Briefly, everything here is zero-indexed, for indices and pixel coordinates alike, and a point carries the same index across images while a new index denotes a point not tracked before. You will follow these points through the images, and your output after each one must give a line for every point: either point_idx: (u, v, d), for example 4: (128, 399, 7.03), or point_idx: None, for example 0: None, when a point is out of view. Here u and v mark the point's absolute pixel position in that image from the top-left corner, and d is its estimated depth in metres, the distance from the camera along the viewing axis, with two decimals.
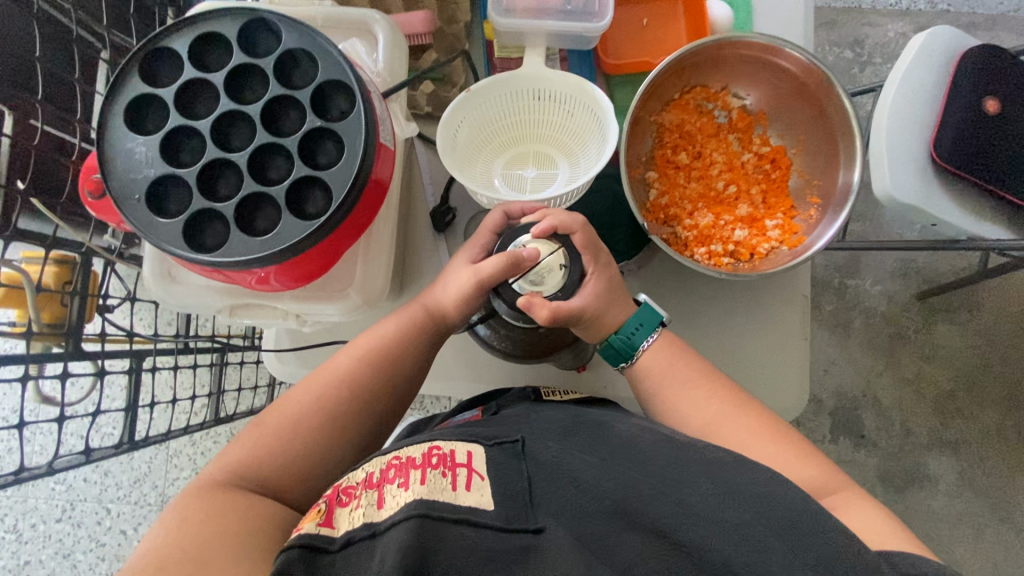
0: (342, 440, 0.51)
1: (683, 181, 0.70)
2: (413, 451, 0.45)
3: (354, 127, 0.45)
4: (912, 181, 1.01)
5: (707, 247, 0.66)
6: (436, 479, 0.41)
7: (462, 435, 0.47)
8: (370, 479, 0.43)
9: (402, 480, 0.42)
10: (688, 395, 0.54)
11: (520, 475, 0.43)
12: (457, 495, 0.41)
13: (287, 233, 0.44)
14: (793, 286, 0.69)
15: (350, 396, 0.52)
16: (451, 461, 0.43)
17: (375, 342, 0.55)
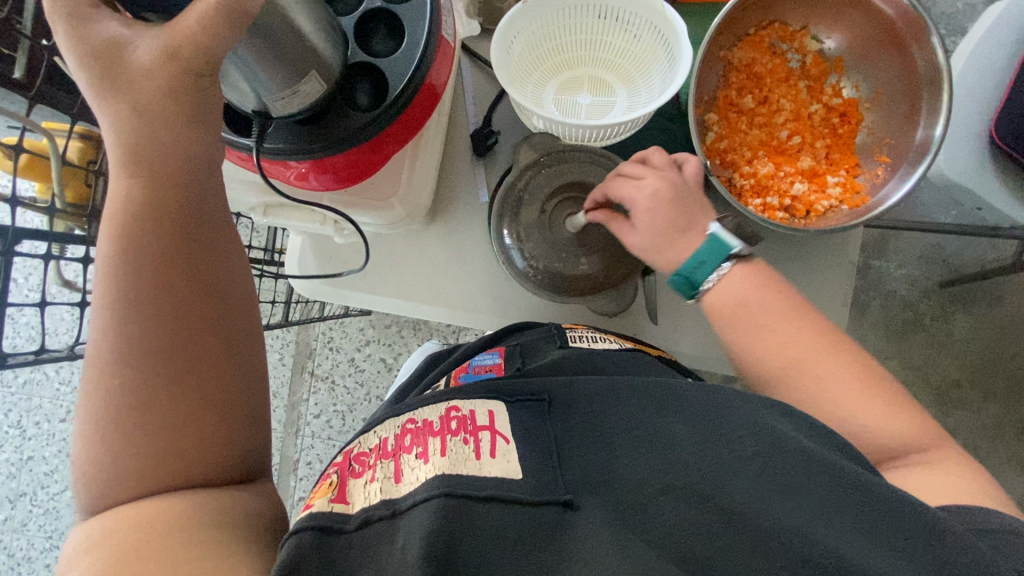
0: (190, 371, 0.37)
1: (745, 126, 0.65)
2: (429, 416, 0.45)
3: (417, 14, 0.41)
4: (964, 159, 0.98)
5: (762, 198, 0.63)
6: (457, 447, 0.41)
7: (485, 392, 0.47)
8: (383, 448, 0.43)
9: (420, 450, 0.41)
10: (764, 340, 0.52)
11: (549, 438, 0.43)
12: (481, 465, 0.40)
13: (337, 127, 0.41)
14: (841, 253, 0.68)
15: (132, 325, 0.36)
16: (472, 425, 0.43)
17: (139, 222, 0.36)
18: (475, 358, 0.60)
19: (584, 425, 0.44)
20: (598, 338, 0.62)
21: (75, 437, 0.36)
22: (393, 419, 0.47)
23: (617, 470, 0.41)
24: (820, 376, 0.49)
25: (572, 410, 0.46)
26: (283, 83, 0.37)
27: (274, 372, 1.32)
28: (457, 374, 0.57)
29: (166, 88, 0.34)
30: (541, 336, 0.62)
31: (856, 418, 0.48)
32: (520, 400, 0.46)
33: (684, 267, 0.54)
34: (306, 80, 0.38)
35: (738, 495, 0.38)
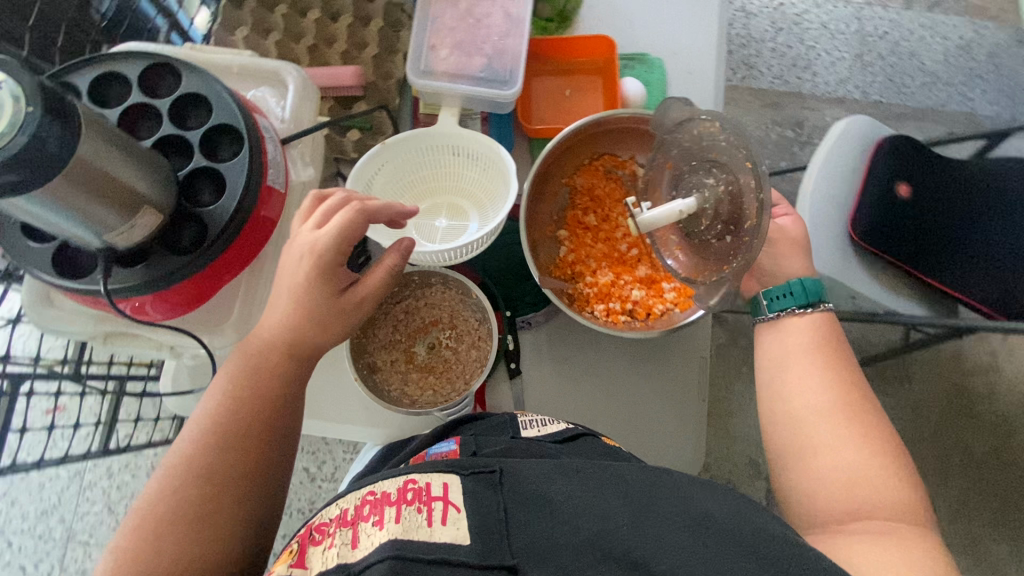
0: (248, 462, 0.47)
1: (590, 241, 0.74)
2: (388, 487, 0.46)
3: (238, 169, 0.47)
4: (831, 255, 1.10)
5: (606, 304, 0.70)
6: (411, 516, 0.42)
7: (441, 465, 0.48)
8: (344, 517, 0.44)
9: (377, 518, 0.43)
10: (807, 364, 0.58)
11: (498, 509, 0.45)
12: (432, 531, 0.42)
13: (162, 265, 0.45)
14: (693, 348, 0.74)
15: (244, 412, 0.48)
16: (426, 495, 0.44)
17: (243, 370, 0.49)
18: (431, 448, 0.58)
19: (529, 496, 0.46)
20: (548, 423, 0.63)
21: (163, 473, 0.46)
22: (356, 492, 0.47)
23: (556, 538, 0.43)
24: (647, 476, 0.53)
25: (521, 484, 0.47)
26: (119, 222, 0.41)
27: None
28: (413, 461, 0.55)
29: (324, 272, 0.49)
30: (490, 424, 0.62)
31: (822, 421, 0.54)
32: (475, 472, 0.47)
33: (798, 283, 0.61)
34: (142, 215, 0.42)
35: (664, 563, 0.41)
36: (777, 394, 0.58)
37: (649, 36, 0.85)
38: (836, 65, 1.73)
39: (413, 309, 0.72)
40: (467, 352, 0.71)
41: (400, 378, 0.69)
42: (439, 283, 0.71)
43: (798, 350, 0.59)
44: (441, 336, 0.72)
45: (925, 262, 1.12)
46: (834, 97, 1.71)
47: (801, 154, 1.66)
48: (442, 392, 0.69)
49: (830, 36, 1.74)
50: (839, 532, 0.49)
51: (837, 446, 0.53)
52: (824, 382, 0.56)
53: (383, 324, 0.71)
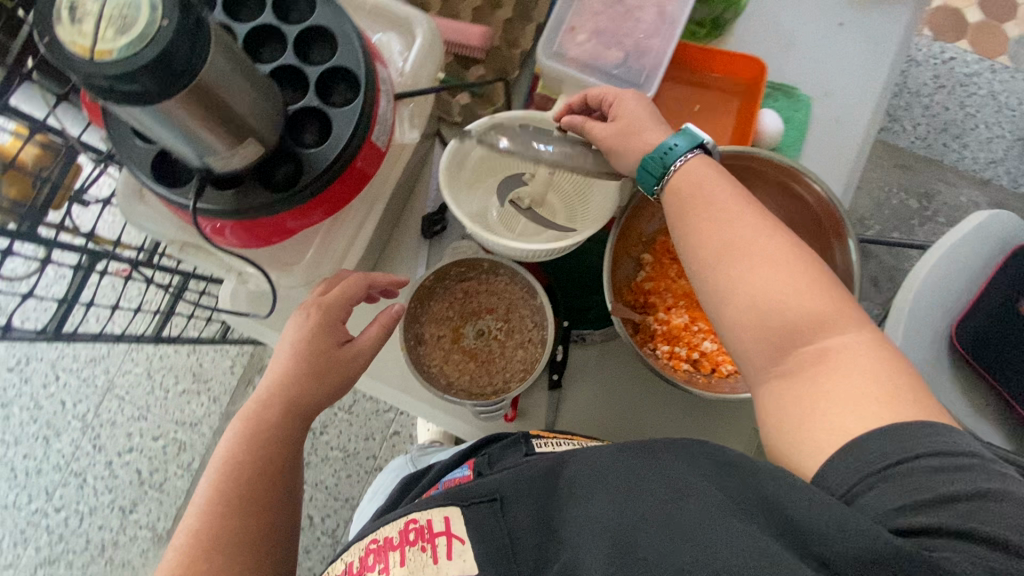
0: (256, 529, 0.47)
1: (673, 274, 0.69)
2: (389, 532, 0.51)
3: (347, 117, 0.45)
4: (923, 353, 0.99)
5: (671, 346, 0.65)
6: (415, 555, 0.47)
7: (442, 498, 0.50)
8: (351, 567, 0.51)
9: (382, 564, 0.49)
10: (714, 214, 0.47)
11: (500, 536, 0.46)
12: (436, 569, 0.46)
13: (251, 197, 0.44)
14: (746, 416, 0.69)
15: (239, 479, 0.47)
16: (429, 532, 0.48)
17: (247, 436, 0.48)
18: (448, 476, 0.61)
19: (535, 522, 0.46)
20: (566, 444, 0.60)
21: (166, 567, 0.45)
22: (362, 540, 0.53)
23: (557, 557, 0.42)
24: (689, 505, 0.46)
25: (518, 512, 0.47)
26: (222, 147, 0.40)
27: (221, 377, 1.40)
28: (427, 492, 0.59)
29: (325, 335, 0.50)
30: (504, 444, 0.61)
31: (735, 252, 0.44)
32: (473, 502, 0.49)
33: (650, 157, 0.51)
34: (245, 146, 0.41)
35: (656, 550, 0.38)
36: (689, 240, 0.48)
37: (803, 71, 0.76)
38: (992, 142, 1.53)
39: (473, 291, 0.69)
40: (514, 351, 0.68)
41: (441, 356, 0.67)
42: (507, 273, 0.68)
43: (708, 183, 0.48)
44: (492, 326, 0.69)
45: None
46: (978, 177, 1.52)
47: (919, 229, 1.50)
48: (479, 384, 0.67)
49: (997, 108, 1.54)
50: (819, 402, 0.39)
51: (761, 273, 0.43)
52: (747, 212, 0.46)
53: (440, 298, 0.69)
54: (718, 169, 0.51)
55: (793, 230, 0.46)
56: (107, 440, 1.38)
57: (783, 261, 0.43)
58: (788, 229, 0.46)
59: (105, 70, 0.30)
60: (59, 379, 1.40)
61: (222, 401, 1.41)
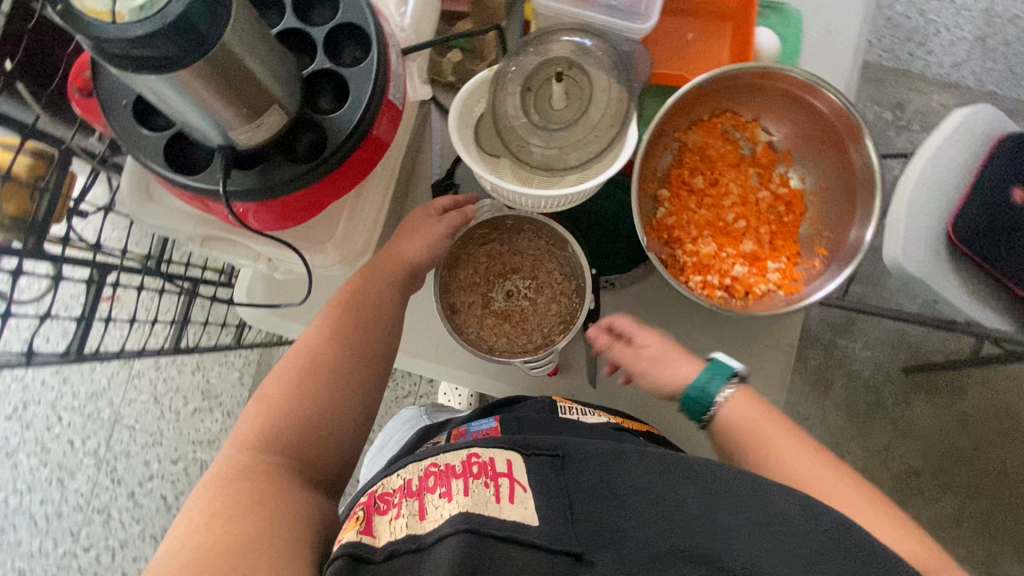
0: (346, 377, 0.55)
1: (693, 206, 0.68)
2: (451, 460, 0.49)
3: (362, 77, 0.43)
4: (925, 254, 1.03)
5: (703, 276, 0.65)
6: (480, 489, 0.45)
7: (503, 441, 0.50)
8: (409, 487, 0.47)
9: (444, 489, 0.45)
10: (790, 449, 0.53)
11: (562, 490, 0.46)
12: (500, 507, 0.44)
13: (277, 172, 0.42)
14: (781, 333, 0.70)
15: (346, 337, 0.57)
16: (492, 470, 0.47)
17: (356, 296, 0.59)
18: (473, 424, 0.62)
19: (595, 487, 0.46)
20: (587, 412, 0.64)
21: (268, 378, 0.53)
22: (416, 463, 0.50)
23: (621, 526, 0.44)
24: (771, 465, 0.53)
25: (585, 465, 0.48)
26: (245, 119, 0.38)
27: (232, 389, 1.37)
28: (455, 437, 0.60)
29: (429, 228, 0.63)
30: (531, 406, 0.64)
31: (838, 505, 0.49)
32: (534, 453, 0.49)
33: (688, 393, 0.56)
34: (268, 115, 0.38)
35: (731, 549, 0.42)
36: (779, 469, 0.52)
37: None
38: (955, 45, 1.56)
39: (496, 253, 0.69)
40: (549, 305, 0.67)
41: (478, 327, 0.66)
42: (526, 229, 0.67)
43: (759, 427, 0.54)
44: (519, 284, 0.68)
45: None
46: (946, 81, 1.55)
47: (896, 140, 1.53)
48: (523, 343, 0.66)
49: (955, 11, 1.56)
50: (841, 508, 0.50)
51: (816, 472, 0.51)
52: (808, 455, 0.53)
53: (461, 267, 0.68)
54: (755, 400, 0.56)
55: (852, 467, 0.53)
56: (125, 472, 1.34)
57: (823, 468, 0.52)
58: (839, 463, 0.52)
59: (128, 32, 0.27)
60: (62, 419, 1.35)
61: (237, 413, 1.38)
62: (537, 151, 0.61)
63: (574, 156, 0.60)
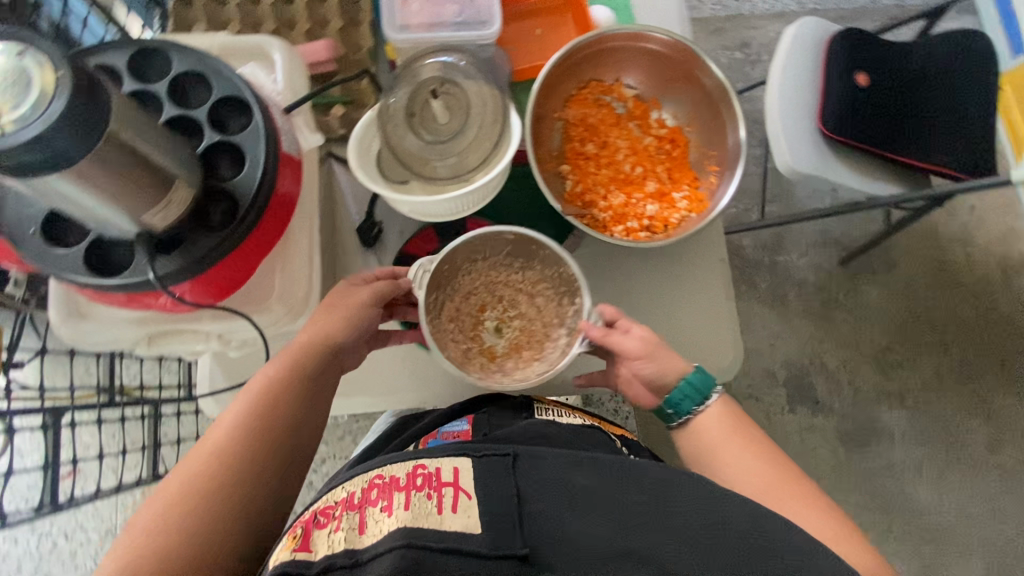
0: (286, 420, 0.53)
1: (593, 169, 0.75)
2: (396, 472, 0.52)
3: (253, 136, 0.46)
4: (809, 153, 1.15)
5: (624, 225, 0.71)
6: (421, 503, 0.48)
7: (454, 450, 0.54)
8: (350, 499, 0.50)
9: (385, 504, 0.49)
10: (738, 459, 0.62)
11: (510, 487, 0.50)
12: (441, 519, 0.47)
13: (200, 244, 0.44)
14: (710, 251, 0.76)
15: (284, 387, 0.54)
16: (436, 482, 0.50)
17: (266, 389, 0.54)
18: (443, 426, 0.66)
19: (546, 485, 0.50)
20: (562, 414, 0.71)
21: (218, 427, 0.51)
22: (361, 475, 0.53)
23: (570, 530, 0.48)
24: (727, 465, 0.62)
25: (532, 473, 0.51)
26: (155, 199, 0.40)
27: None
28: (425, 439, 0.63)
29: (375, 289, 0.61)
30: (506, 404, 0.70)
31: (765, 500, 0.59)
32: (485, 454, 0.53)
33: (687, 383, 0.64)
34: (175, 190, 0.41)
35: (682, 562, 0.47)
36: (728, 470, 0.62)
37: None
38: None
39: (456, 306, 0.68)
40: (533, 305, 0.69)
41: (501, 373, 0.66)
42: (469, 267, 0.68)
43: (717, 443, 0.64)
44: (498, 313, 0.70)
45: (895, 143, 1.17)
46: (773, 12, 1.75)
47: (754, 73, 1.71)
48: (542, 352, 0.67)
49: None
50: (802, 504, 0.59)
51: (744, 461, 0.62)
52: (750, 455, 0.62)
53: (445, 343, 0.65)
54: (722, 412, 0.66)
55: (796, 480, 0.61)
56: None
57: (762, 466, 0.61)
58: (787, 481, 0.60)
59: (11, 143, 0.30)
60: None
61: None
62: (439, 163, 0.66)
63: (474, 155, 0.65)
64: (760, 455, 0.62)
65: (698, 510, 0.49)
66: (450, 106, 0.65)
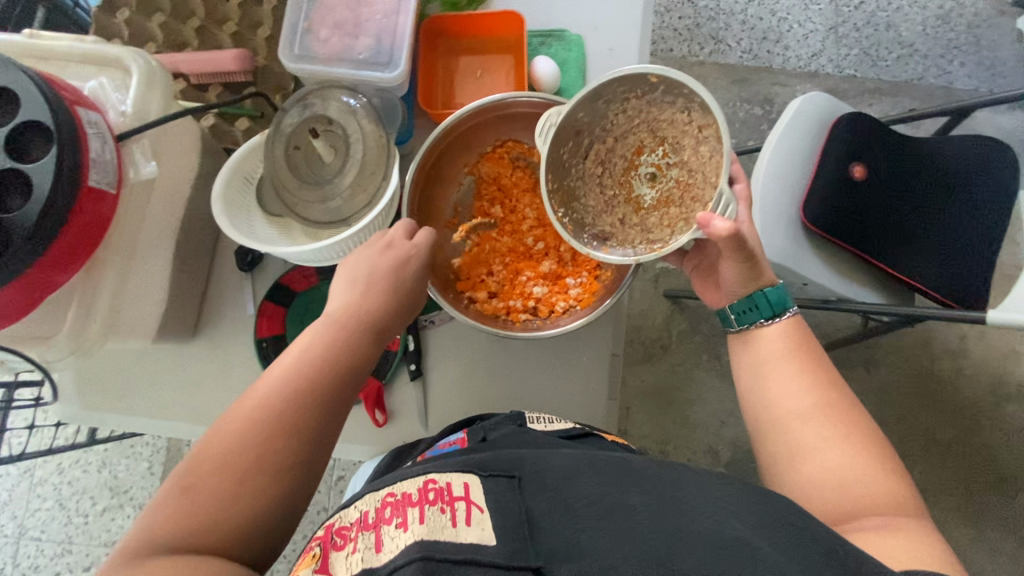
0: (307, 429, 0.45)
1: (496, 234, 0.70)
2: (407, 488, 0.42)
3: (44, 170, 0.43)
4: (782, 239, 1.06)
5: (507, 302, 0.67)
6: (434, 516, 0.39)
7: (457, 466, 0.45)
8: (366, 519, 0.40)
9: (400, 520, 0.39)
10: (784, 385, 0.54)
11: (519, 508, 0.41)
12: (457, 531, 0.38)
13: None
14: (604, 345, 0.70)
15: (308, 396, 0.46)
16: (448, 495, 0.41)
17: (331, 342, 0.50)
18: (439, 443, 0.59)
19: (553, 503, 0.41)
20: (555, 420, 0.61)
21: (217, 440, 0.43)
22: (373, 493, 0.44)
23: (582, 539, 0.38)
24: (768, 391, 0.54)
25: (542, 480, 0.43)
26: None
27: (141, 482, 1.31)
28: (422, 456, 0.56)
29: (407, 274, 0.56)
30: (498, 419, 0.60)
31: (797, 428, 0.51)
32: (491, 473, 0.44)
33: (761, 294, 0.56)
34: None
35: (688, 561, 0.36)
36: (766, 401, 0.54)
37: (571, 1, 0.77)
38: (809, 37, 1.64)
39: (605, 151, 0.61)
40: (697, 156, 0.56)
41: (641, 230, 0.60)
42: (622, 106, 0.58)
43: (771, 361, 0.56)
44: (657, 159, 0.60)
45: (881, 246, 1.08)
46: (806, 72, 1.63)
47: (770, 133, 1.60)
48: (695, 213, 0.56)
49: (803, 6, 1.65)
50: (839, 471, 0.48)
51: (788, 383, 0.54)
52: (805, 382, 0.53)
53: (588, 192, 0.62)
54: (798, 335, 0.57)
55: (869, 438, 0.50)
56: None
57: (808, 393, 0.52)
58: (851, 437, 0.50)
59: None
60: None
61: (149, 506, 1.32)
62: (317, 205, 0.60)
63: (352, 203, 0.61)
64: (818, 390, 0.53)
65: (700, 513, 0.40)
66: (332, 147, 0.60)
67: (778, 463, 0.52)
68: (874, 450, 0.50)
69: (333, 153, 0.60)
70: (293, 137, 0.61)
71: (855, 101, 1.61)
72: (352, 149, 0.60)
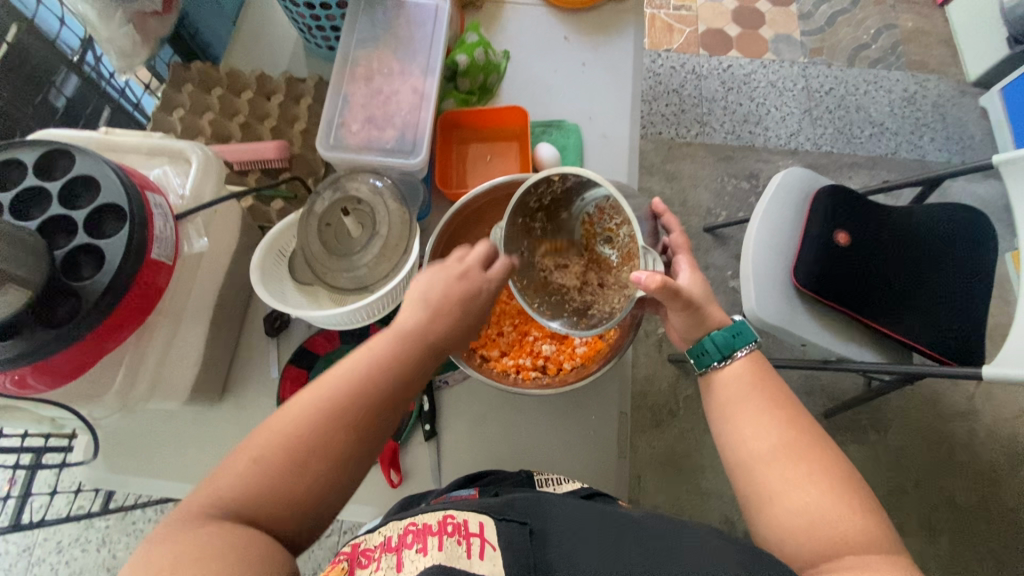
0: (370, 424, 0.47)
1: (506, 297, 0.75)
2: (429, 520, 0.45)
3: (116, 245, 0.49)
4: (776, 302, 1.11)
5: (517, 360, 0.71)
6: (452, 546, 0.40)
7: (475, 506, 0.47)
8: (389, 543, 0.43)
9: (420, 546, 0.41)
10: (751, 422, 0.55)
11: (530, 550, 0.42)
12: (470, 563, 0.39)
13: (32, 336, 0.46)
14: (611, 402, 0.73)
15: (370, 392, 0.48)
16: (465, 529, 0.42)
17: (402, 349, 0.51)
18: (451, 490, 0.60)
19: (565, 543, 0.43)
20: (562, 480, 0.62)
21: (284, 426, 0.45)
22: (398, 523, 0.46)
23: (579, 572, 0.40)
24: (740, 430, 0.55)
25: (553, 529, 0.45)
26: None
27: None
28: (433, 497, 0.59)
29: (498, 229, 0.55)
30: (507, 480, 0.60)
31: (767, 465, 0.52)
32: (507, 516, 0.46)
33: (711, 340, 0.60)
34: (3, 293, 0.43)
35: None
36: (732, 439, 0.55)
37: (568, 95, 0.88)
38: (787, 119, 1.80)
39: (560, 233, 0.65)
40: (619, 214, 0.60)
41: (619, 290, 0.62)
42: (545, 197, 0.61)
43: (736, 400, 0.57)
44: (608, 225, 0.63)
45: (871, 306, 1.13)
46: (787, 149, 1.77)
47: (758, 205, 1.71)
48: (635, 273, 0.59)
49: (778, 93, 1.82)
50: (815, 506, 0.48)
51: (752, 420, 0.55)
52: (770, 422, 0.54)
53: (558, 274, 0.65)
54: (760, 374, 0.59)
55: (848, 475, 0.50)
56: None
57: (773, 428, 0.53)
58: (825, 469, 0.50)
59: None
60: None
61: None
62: (345, 273, 0.66)
63: (377, 272, 0.67)
64: (782, 425, 0.54)
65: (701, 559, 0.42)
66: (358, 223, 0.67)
67: (754, 505, 0.52)
68: (847, 483, 0.49)
69: (360, 229, 0.67)
70: (326, 217, 0.68)
71: (835, 175, 1.73)
72: (378, 225, 0.67)
